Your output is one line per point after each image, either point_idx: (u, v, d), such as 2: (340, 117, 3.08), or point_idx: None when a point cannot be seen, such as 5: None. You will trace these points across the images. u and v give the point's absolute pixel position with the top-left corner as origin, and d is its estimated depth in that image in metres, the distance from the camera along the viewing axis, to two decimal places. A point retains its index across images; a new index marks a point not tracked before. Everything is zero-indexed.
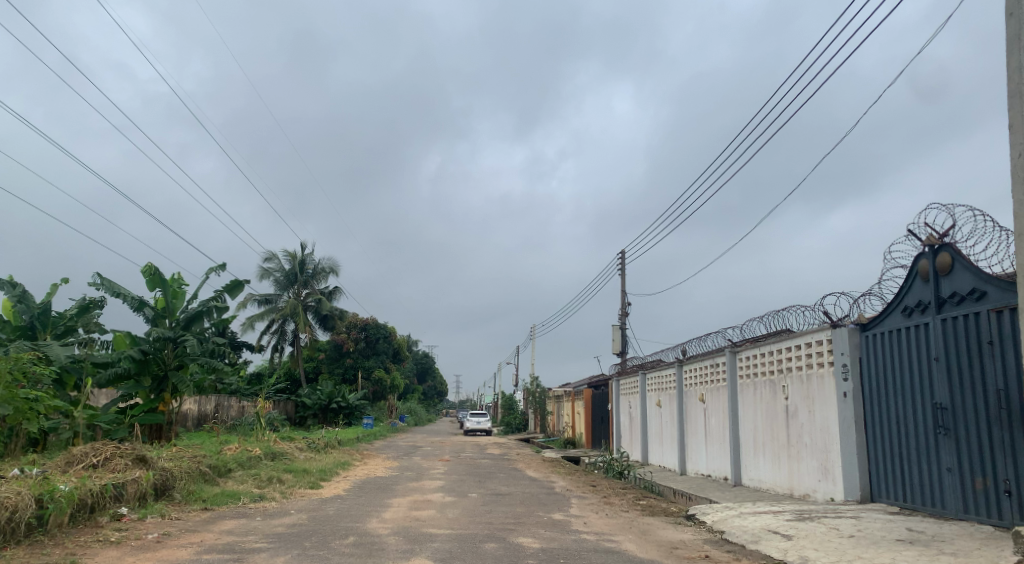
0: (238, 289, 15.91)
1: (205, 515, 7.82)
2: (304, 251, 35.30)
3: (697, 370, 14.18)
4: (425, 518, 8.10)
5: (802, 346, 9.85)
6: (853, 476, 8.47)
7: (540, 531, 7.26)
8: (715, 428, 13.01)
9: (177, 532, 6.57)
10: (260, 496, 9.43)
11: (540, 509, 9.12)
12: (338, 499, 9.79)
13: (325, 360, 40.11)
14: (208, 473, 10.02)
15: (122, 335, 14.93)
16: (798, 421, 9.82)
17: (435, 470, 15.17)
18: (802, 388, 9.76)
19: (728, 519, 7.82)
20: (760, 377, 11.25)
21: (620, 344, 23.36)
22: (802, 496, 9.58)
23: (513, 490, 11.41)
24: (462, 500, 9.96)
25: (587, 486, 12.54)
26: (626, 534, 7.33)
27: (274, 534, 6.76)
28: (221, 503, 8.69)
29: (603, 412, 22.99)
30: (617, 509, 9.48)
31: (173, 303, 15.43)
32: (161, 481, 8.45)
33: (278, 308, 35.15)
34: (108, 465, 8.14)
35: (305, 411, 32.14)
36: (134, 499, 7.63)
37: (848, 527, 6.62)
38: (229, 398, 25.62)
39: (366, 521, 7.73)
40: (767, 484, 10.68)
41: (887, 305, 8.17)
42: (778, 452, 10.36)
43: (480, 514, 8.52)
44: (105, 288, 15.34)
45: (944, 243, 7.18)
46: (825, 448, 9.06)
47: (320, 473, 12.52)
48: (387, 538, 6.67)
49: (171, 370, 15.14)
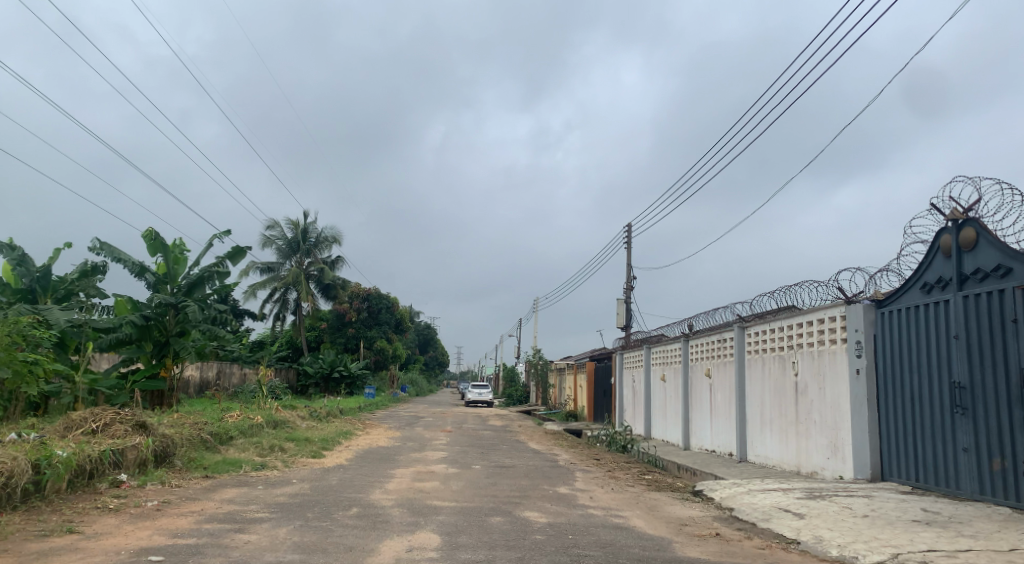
0: (240, 256, 15.70)
1: (206, 483, 7.72)
2: (306, 219, 35.00)
3: (703, 345, 14.01)
4: (430, 490, 7.99)
5: (814, 322, 9.64)
6: (863, 455, 8.32)
7: (546, 505, 7.13)
8: (721, 404, 12.89)
9: (177, 501, 6.45)
10: (262, 464, 9.34)
11: (544, 482, 9.03)
12: (340, 468, 9.71)
13: (327, 329, 40.11)
14: (209, 440, 9.93)
15: (123, 300, 14.77)
16: (808, 398, 9.66)
17: (438, 441, 15.15)
18: (812, 364, 9.58)
19: (737, 496, 7.69)
20: (769, 352, 11.07)
21: (625, 318, 23.19)
22: (810, 473, 9.46)
23: (516, 462, 11.35)
24: (466, 472, 9.88)
25: (590, 459, 12.48)
26: (634, 510, 7.21)
27: (276, 504, 6.64)
28: (222, 471, 8.59)
29: (606, 385, 22.93)
30: (622, 483, 9.38)
31: (174, 269, 15.25)
32: (161, 448, 8.34)
33: (279, 277, 35.04)
34: (108, 432, 8.01)
35: (306, 380, 32.21)
36: (133, 466, 7.52)
37: (862, 506, 6.46)
38: (231, 365, 25.66)
39: (370, 492, 7.61)
40: (774, 461, 10.55)
41: (906, 281, 7.89)
42: (786, 429, 10.21)
43: (485, 487, 8.41)
44: (105, 252, 15.13)
45: (969, 218, 6.89)
46: (835, 426, 8.90)
47: (322, 442, 12.45)
48: (391, 510, 6.54)
49: (172, 337, 15.03)
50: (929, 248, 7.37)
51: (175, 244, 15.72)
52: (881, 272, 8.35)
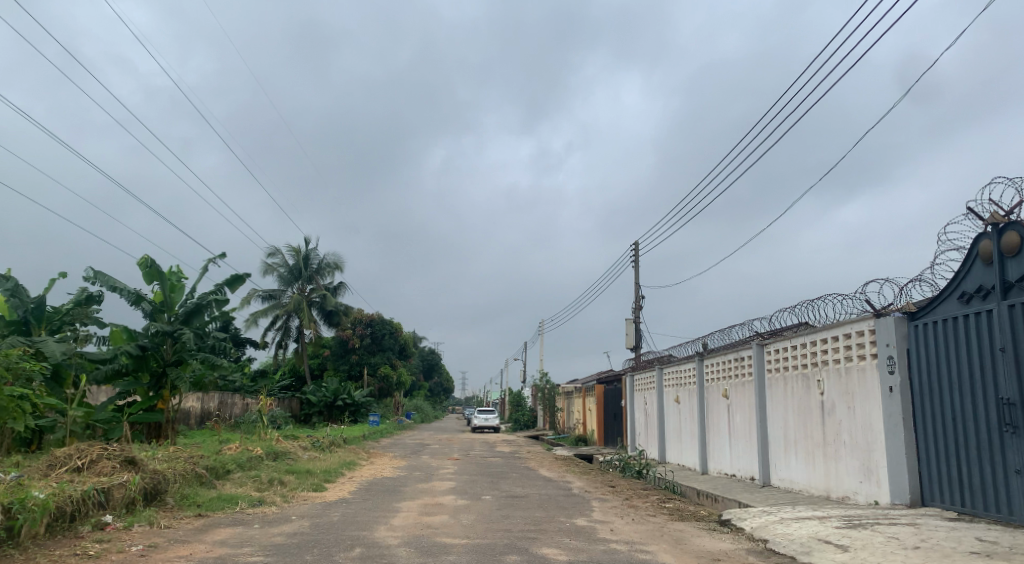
0: (238, 282, 15.33)
1: (198, 522, 7.20)
2: (308, 245, 34.78)
3: (719, 364, 13.50)
4: (438, 525, 7.46)
5: (840, 338, 9.16)
6: (901, 479, 7.77)
7: (564, 541, 6.61)
8: (740, 425, 12.33)
9: (164, 544, 5.94)
10: (259, 500, 8.80)
11: (560, 514, 8.49)
12: (342, 503, 9.16)
13: (331, 356, 39.56)
14: (204, 475, 9.41)
15: (119, 330, 14.35)
16: (835, 418, 9.16)
17: (445, 470, 14.55)
18: (839, 382, 9.09)
19: (770, 526, 7.11)
20: (791, 371, 10.57)
21: (634, 339, 22.65)
22: (841, 498, 8.91)
23: (528, 492, 10.81)
24: (476, 503, 9.35)
25: (605, 487, 11.91)
26: (660, 543, 6.66)
27: (272, 545, 6.13)
28: (217, 509, 8.06)
29: (616, 408, 22.35)
30: (642, 513, 8.82)
31: (171, 297, 14.84)
32: (152, 484, 7.84)
33: (282, 304, 34.64)
34: (94, 469, 7.51)
35: (310, 408, 31.58)
36: (120, 506, 7.01)
37: (911, 537, 5.91)
38: (233, 396, 25.16)
39: (374, 529, 7.10)
40: (801, 485, 10.00)
41: (941, 292, 7.44)
42: (813, 451, 9.67)
43: (496, 521, 7.86)
44: (100, 281, 14.77)
45: (1012, 222, 6.44)
46: (867, 447, 8.38)
47: (324, 474, 11.90)
48: (397, 550, 6.02)
49: (170, 367, 14.54)
50: (967, 255, 6.94)
51: (172, 271, 15.35)
52: (912, 281, 7.88)
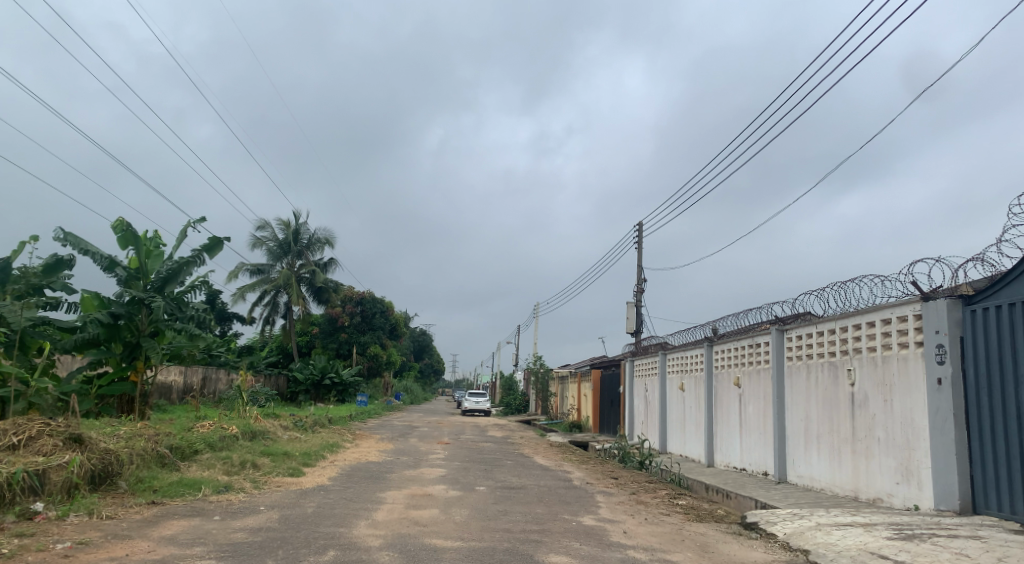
0: (217, 248, 14.27)
1: (148, 512, 6.23)
2: (298, 220, 33.71)
3: (731, 350, 12.61)
4: (426, 522, 6.51)
5: (877, 325, 8.27)
6: (949, 483, 6.92)
7: (574, 546, 5.67)
8: (752, 417, 11.50)
9: (99, 541, 4.95)
10: (225, 486, 7.81)
11: (565, 511, 7.56)
12: (321, 491, 8.20)
13: (319, 335, 38.53)
14: (167, 456, 8.45)
15: (90, 297, 13.24)
16: (868, 412, 8.31)
17: (434, 454, 13.67)
18: (875, 372, 8.23)
19: (807, 532, 6.21)
20: (816, 360, 9.69)
21: (634, 323, 21.76)
22: (872, 501, 8.09)
23: (526, 482, 9.92)
24: (468, 495, 8.42)
25: (607, 478, 11.06)
26: (683, 552, 5.73)
27: (229, 544, 5.16)
28: (175, 495, 7.10)
29: (613, 394, 21.49)
30: (654, 511, 7.91)
31: (146, 263, 13.74)
32: (100, 467, 6.85)
33: (270, 280, 33.61)
34: (32, 447, 6.50)
35: (296, 387, 30.74)
36: (57, 491, 6.02)
37: (984, 554, 5.04)
38: (217, 371, 24.24)
39: (353, 526, 6.14)
40: (824, 484, 9.18)
41: (1007, 272, 6.55)
42: (840, 448, 8.84)
43: (493, 518, 6.92)
44: (70, 244, 13.67)
45: None
46: (908, 445, 7.54)
47: (303, 457, 10.92)
48: (377, 554, 5.08)
49: (144, 337, 13.43)
50: None
51: (149, 237, 14.31)
52: (969, 260, 7.01)
